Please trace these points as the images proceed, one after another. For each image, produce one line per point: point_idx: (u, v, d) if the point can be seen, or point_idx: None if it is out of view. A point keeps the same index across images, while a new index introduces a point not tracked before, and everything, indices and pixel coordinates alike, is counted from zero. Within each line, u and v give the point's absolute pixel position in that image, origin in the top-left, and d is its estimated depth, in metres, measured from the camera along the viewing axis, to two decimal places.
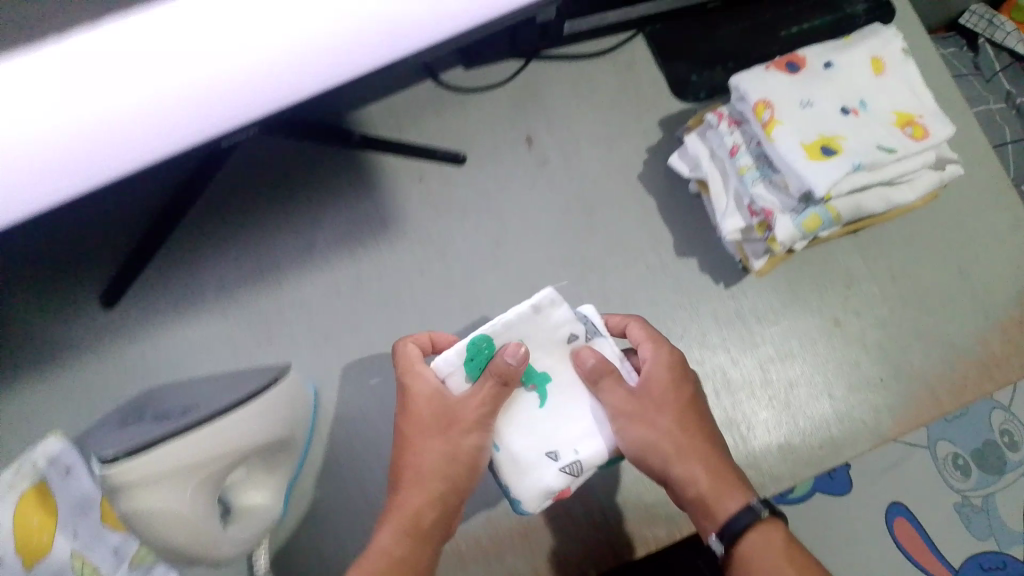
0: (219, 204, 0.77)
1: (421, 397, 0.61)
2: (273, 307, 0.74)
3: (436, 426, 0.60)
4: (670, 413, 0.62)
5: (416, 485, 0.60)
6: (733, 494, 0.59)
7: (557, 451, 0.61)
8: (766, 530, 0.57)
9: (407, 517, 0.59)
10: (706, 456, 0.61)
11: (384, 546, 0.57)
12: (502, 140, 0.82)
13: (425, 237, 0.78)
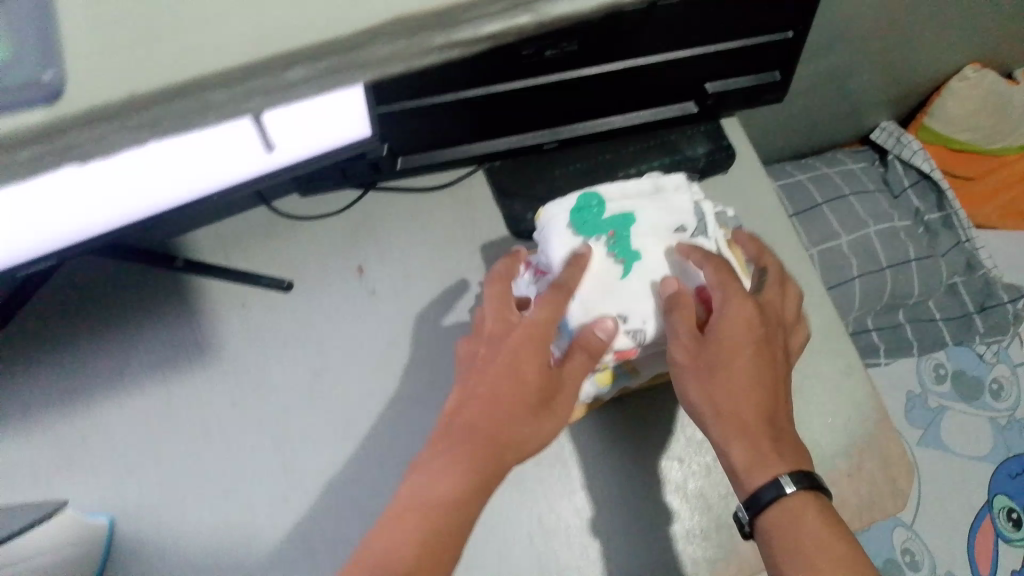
0: (44, 326, 0.81)
1: (539, 345, 0.63)
2: (80, 433, 0.77)
3: (540, 402, 0.62)
4: (748, 370, 0.63)
5: (500, 441, 0.60)
6: (775, 462, 0.61)
7: (627, 315, 0.68)
8: (796, 500, 0.60)
9: (484, 460, 0.59)
10: (765, 407, 0.63)
11: (442, 492, 0.57)
12: (332, 271, 0.84)
13: (241, 368, 0.80)
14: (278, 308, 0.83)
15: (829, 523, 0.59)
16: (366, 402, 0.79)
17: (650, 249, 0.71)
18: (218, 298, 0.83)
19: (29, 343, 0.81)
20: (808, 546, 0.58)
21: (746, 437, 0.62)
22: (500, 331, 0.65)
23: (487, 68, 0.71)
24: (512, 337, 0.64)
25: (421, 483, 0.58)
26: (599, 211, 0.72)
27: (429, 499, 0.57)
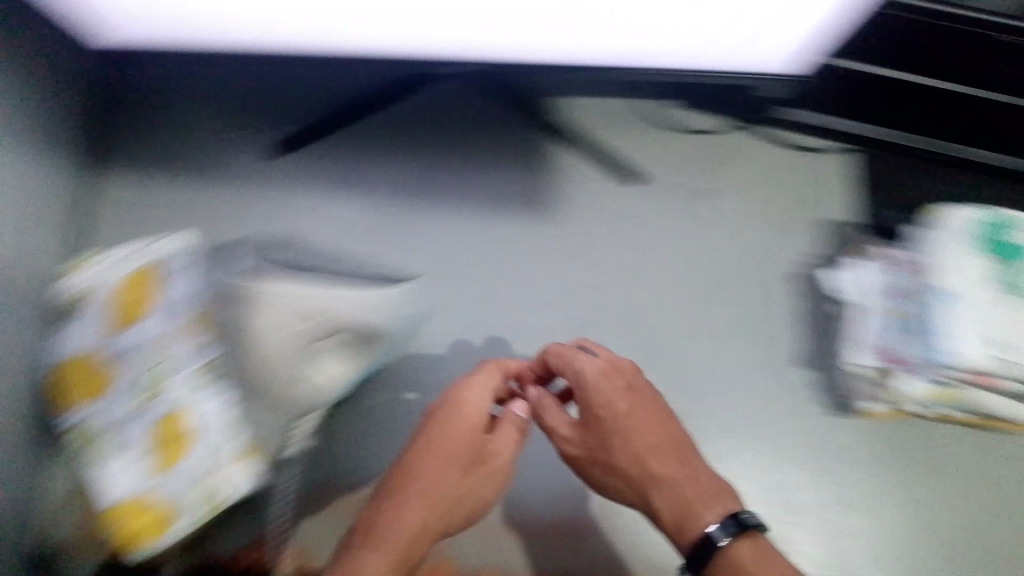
0: (403, 123, 0.86)
1: (463, 423, 0.63)
2: (405, 225, 0.81)
3: (471, 475, 0.63)
4: (648, 404, 0.64)
5: (441, 514, 0.61)
6: (709, 507, 0.57)
7: (1000, 343, 0.74)
8: (735, 548, 0.55)
9: (400, 546, 0.58)
10: (672, 474, 0.60)
11: (377, 573, 0.56)
12: (677, 183, 0.84)
13: (561, 232, 0.81)
14: (616, 192, 0.83)
15: (762, 560, 0.55)
16: (664, 312, 0.79)
17: None
18: (560, 166, 0.84)
19: (385, 133, 0.86)
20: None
21: (667, 487, 0.60)
22: (466, 429, 0.63)
23: (957, 44, 0.74)
24: (455, 426, 0.63)
25: (354, 569, 0.56)
26: (1005, 233, 0.79)
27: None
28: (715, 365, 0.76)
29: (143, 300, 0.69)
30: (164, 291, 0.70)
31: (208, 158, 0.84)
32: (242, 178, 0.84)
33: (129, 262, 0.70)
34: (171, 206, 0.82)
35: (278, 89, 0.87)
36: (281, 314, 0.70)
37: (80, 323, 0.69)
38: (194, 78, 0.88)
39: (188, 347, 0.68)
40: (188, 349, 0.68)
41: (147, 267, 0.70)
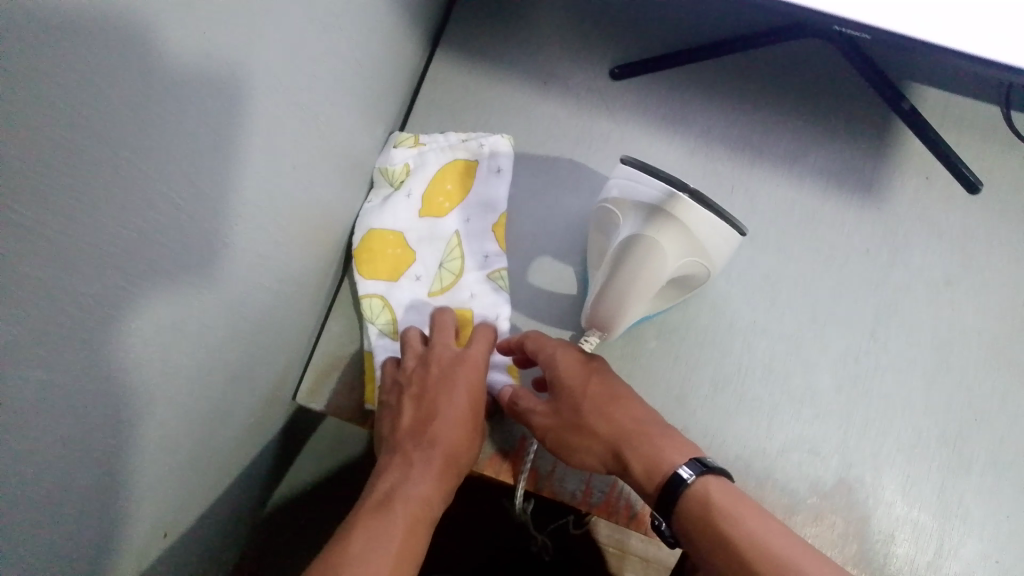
0: (752, 76, 0.86)
1: (470, 371, 0.66)
2: (735, 177, 0.82)
3: (460, 430, 0.64)
4: (638, 407, 0.65)
5: (474, 419, 0.65)
6: (671, 449, 0.61)
7: None
8: (700, 483, 0.58)
9: (449, 460, 0.62)
10: (644, 446, 0.62)
11: (426, 491, 0.60)
12: (1017, 207, 0.82)
13: (890, 225, 0.81)
14: (950, 201, 0.82)
15: (732, 500, 0.58)
16: (973, 334, 0.78)
17: None
18: (905, 157, 0.83)
19: (728, 82, 0.86)
20: (769, 550, 0.54)
21: (649, 448, 0.61)
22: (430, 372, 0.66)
23: None
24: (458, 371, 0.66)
25: (404, 487, 0.60)
26: None
27: (415, 502, 0.59)
28: (1014, 399, 0.76)
29: (457, 192, 0.78)
30: (479, 186, 0.78)
31: (557, 65, 0.85)
32: (583, 89, 0.84)
33: (453, 151, 0.79)
34: (514, 101, 0.84)
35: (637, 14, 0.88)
36: (685, 247, 0.61)
37: (385, 195, 0.76)
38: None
39: (490, 248, 0.76)
40: (485, 250, 0.76)
41: (468, 160, 0.79)
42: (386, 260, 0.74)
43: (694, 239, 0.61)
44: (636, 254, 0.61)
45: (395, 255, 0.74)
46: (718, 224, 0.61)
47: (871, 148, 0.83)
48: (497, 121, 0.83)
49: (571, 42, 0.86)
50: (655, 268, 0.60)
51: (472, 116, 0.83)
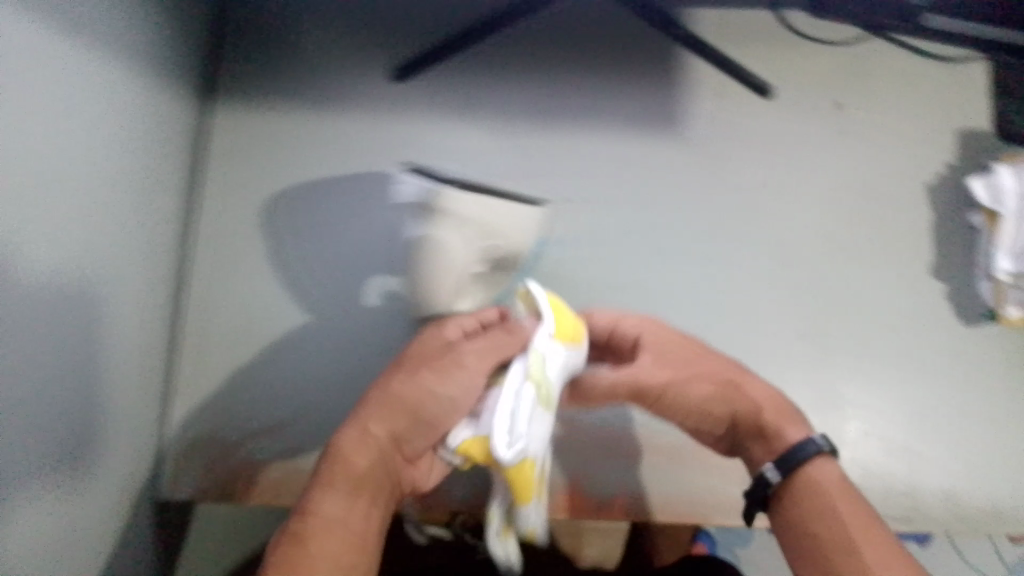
0: (529, 39, 0.83)
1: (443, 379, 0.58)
2: (540, 148, 0.81)
3: (401, 449, 0.57)
4: (721, 363, 0.65)
5: (408, 411, 0.57)
6: (791, 424, 0.60)
7: None
8: (826, 468, 0.57)
9: (375, 476, 0.54)
10: (762, 407, 0.61)
11: (340, 512, 0.52)
12: (810, 98, 0.82)
13: (700, 153, 0.81)
14: (748, 110, 0.82)
15: (845, 490, 0.56)
16: (804, 233, 0.80)
17: None
18: (699, 81, 0.82)
19: (504, 49, 0.83)
20: (855, 547, 0.53)
21: (773, 417, 0.60)
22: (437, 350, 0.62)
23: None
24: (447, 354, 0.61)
25: (328, 507, 0.52)
26: None
27: (338, 531, 0.51)
28: (854, 282, 0.80)
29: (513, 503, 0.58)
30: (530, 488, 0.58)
31: (329, 84, 0.81)
32: (364, 100, 0.81)
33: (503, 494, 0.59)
34: (301, 134, 0.80)
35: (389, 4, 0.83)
36: (460, 231, 0.58)
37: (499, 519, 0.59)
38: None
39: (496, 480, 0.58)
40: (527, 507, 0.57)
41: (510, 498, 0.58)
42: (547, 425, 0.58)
43: (464, 223, 0.58)
44: (416, 253, 0.61)
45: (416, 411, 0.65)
46: (479, 200, 0.58)
47: (661, 78, 0.82)
48: (289, 159, 0.80)
49: (338, 55, 0.82)
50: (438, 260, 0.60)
51: (263, 159, 0.80)
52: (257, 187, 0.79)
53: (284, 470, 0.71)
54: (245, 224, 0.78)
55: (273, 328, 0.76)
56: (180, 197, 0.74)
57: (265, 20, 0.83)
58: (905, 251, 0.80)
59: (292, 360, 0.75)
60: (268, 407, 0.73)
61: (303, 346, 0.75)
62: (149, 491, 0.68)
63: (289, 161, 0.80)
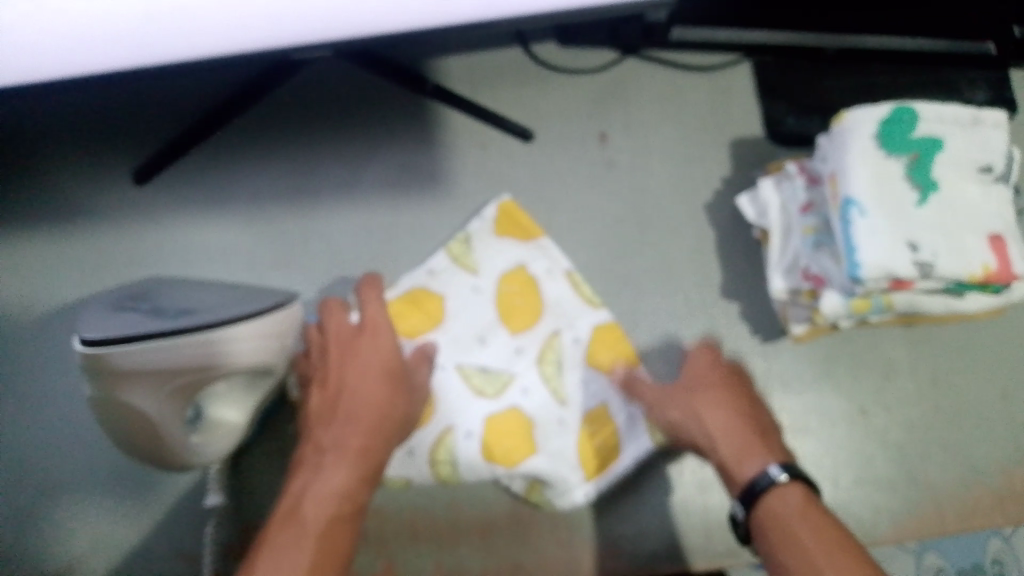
0: (274, 117, 0.79)
1: (383, 342, 0.68)
2: (299, 231, 0.77)
3: (386, 374, 0.66)
4: (719, 392, 0.62)
5: (383, 419, 0.64)
6: (750, 457, 0.57)
7: (916, 244, 0.62)
8: (783, 494, 0.54)
9: (367, 460, 0.62)
10: (719, 446, 0.59)
11: (339, 485, 0.59)
12: (574, 132, 0.80)
13: (468, 207, 0.78)
14: (512, 154, 0.79)
15: (802, 512, 0.53)
16: (586, 272, 0.77)
17: (949, 183, 0.64)
18: (456, 132, 0.80)
19: (250, 132, 0.79)
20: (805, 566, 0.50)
21: (733, 451, 0.58)
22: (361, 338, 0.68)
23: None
24: (359, 343, 0.67)
25: (310, 479, 0.60)
26: (910, 127, 0.64)
27: (327, 498, 0.59)
28: (644, 315, 0.76)
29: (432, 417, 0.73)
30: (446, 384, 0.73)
31: (68, 199, 0.77)
32: (112, 207, 0.77)
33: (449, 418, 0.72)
34: (46, 257, 0.76)
35: (124, 99, 0.78)
36: (138, 381, 0.56)
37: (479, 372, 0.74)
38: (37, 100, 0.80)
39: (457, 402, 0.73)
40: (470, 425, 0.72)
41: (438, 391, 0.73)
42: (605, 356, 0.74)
43: (139, 372, 0.56)
44: (116, 416, 0.59)
45: (509, 447, 0.71)
46: (152, 346, 0.55)
47: (421, 137, 0.79)
48: (40, 282, 0.75)
49: (73, 167, 0.78)
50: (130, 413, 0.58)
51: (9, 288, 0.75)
52: (10, 318, 0.75)
53: None
54: (3, 361, 0.74)
55: (46, 468, 0.72)
56: None
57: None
58: (694, 273, 0.77)
59: (69, 498, 0.71)
60: (55, 550, 0.70)
61: (81, 480, 0.71)
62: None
63: (42, 284, 0.75)
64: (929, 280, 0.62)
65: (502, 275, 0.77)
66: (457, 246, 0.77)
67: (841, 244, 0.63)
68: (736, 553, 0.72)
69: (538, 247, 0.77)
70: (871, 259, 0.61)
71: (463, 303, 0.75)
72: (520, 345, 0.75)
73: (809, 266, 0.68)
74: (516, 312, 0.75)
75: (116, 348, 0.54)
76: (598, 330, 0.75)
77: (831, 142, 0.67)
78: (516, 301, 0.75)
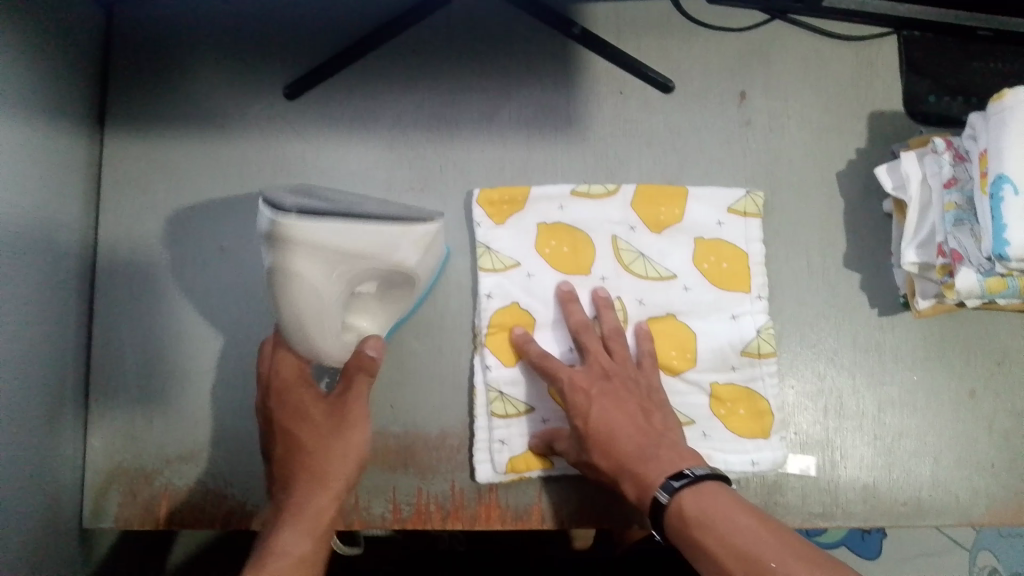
0: (422, 47, 0.82)
1: (298, 392, 0.69)
2: (436, 159, 0.80)
3: (326, 419, 0.67)
4: (617, 407, 0.65)
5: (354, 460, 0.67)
6: (649, 463, 0.61)
7: None
8: (678, 500, 0.57)
9: (314, 517, 0.63)
10: (641, 463, 0.61)
11: (298, 551, 0.61)
12: (713, 88, 0.81)
13: (602, 151, 0.80)
14: (650, 104, 0.80)
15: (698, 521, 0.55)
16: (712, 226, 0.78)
17: None
18: (596, 77, 0.81)
19: (397, 60, 0.82)
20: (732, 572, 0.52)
21: (636, 470, 0.61)
22: (294, 400, 0.68)
23: None
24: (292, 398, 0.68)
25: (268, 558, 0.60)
26: None
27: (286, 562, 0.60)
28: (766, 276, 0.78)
29: None
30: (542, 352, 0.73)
31: (222, 107, 0.82)
32: (263, 119, 0.81)
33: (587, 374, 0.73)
34: (197, 157, 0.81)
35: (287, 18, 0.83)
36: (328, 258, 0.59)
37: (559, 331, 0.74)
38: (201, 10, 0.84)
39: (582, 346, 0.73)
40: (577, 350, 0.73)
41: None
42: (657, 212, 0.77)
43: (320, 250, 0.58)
44: (281, 295, 0.60)
45: (678, 356, 0.74)
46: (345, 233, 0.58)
47: (562, 78, 0.81)
48: (189, 184, 0.81)
49: (229, 77, 0.82)
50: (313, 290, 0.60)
51: (161, 184, 0.81)
52: (161, 213, 0.80)
53: (204, 493, 0.74)
54: (152, 252, 0.79)
55: (185, 356, 0.77)
56: (80, 228, 0.76)
57: (163, 40, 0.83)
58: (817, 241, 0.78)
59: (205, 384, 0.77)
60: (185, 432, 0.76)
61: (217, 371, 0.77)
62: (70, 513, 0.71)
63: (193, 185, 0.81)
64: None
65: (539, 234, 0.76)
66: (485, 261, 0.75)
67: (988, 224, 0.64)
68: (831, 516, 0.72)
69: (551, 197, 0.77)
70: (1021, 240, 0.62)
71: (526, 292, 0.75)
72: (606, 274, 0.76)
73: (946, 243, 0.68)
74: (564, 256, 0.76)
75: (304, 219, 0.55)
76: (697, 245, 0.77)
77: (987, 121, 0.67)
78: (564, 251, 0.76)
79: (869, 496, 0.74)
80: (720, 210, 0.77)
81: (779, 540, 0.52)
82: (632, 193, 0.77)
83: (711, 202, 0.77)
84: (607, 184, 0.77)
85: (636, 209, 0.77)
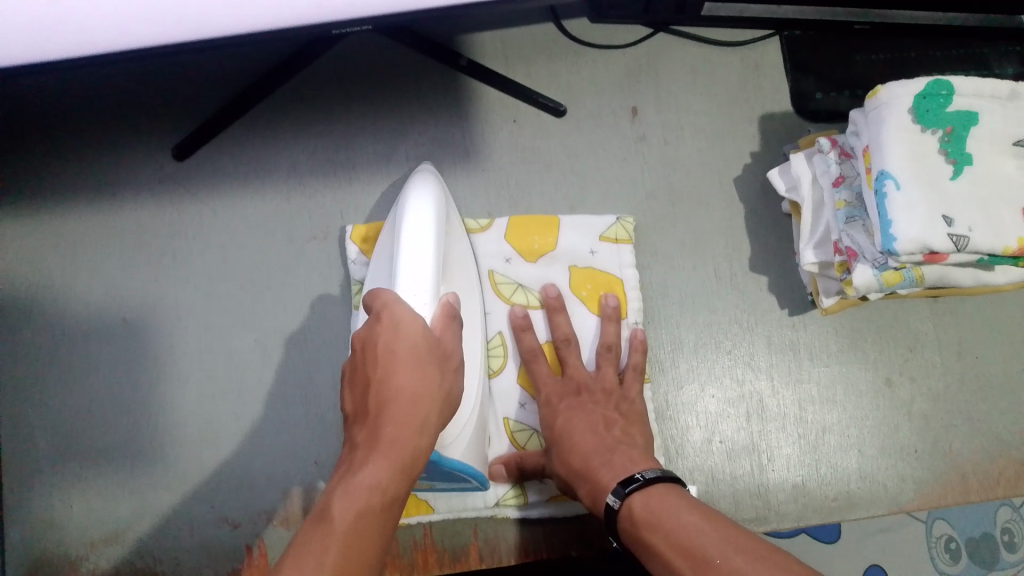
0: (312, 93, 0.81)
1: (410, 334, 0.55)
2: (335, 204, 0.79)
3: (430, 362, 0.55)
4: (586, 420, 0.66)
5: (441, 404, 0.55)
6: (598, 471, 0.60)
7: (951, 217, 0.63)
8: (629, 503, 0.55)
9: (404, 447, 0.52)
10: (596, 469, 0.61)
11: (375, 481, 0.50)
12: (605, 106, 0.81)
13: (503, 180, 0.79)
14: (545, 127, 0.80)
15: (652, 520, 0.53)
16: None
17: (982, 155, 0.66)
18: (489, 106, 0.81)
19: (289, 110, 0.81)
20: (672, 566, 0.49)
21: (590, 482, 0.60)
22: (410, 328, 0.55)
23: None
24: (399, 330, 0.55)
25: (338, 498, 0.49)
26: (946, 102, 0.65)
27: (359, 495, 0.49)
28: (676, 287, 0.78)
29: None
30: None
31: (113, 173, 0.80)
32: (158, 180, 0.80)
33: None
34: (92, 226, 0.79)
35: (171, 76, 0.82)
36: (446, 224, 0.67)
37: None
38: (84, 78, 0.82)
39: None
40: None
41: None
42: (531, 242, 0.76)
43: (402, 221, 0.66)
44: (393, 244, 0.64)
45: None
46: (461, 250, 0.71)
47: (455, 110, 0.81)
48: (85, 255, 0.79)
49: (119, 143, 0.81)
50: (409, 224, 0.60)
51: (57, 256, 0.78)
52: (61, 288, 0.78)
53: (132, 572, 0.71)
54: (56, 330, 0.77)
55: (98, 433, 0.75)
56: None
57: (46, 112, 0.81)
58: (723, 247, 0.79)
59: (122, 462, 0.75)
60: (105, 513, 0.73)
61: (134, 446, 0.75)
62: None
63: (91, 257, 0.79)
64: (963, 253, 0.63)
65: None
66: (361, 298, 0.75)
67: (875, 219, 0.64)
68: (764, 519, 0.73)
69: None
70: (909, 231, 0.62)
71: None
72: (487, 309, 0.75)
73: (841, 240, 0.68)
74: None
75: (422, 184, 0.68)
76: (573, 273, 0.76)
77: (866, 117, 0.68)
78: None
79: (799, 495, 0.74)
80: (592, 238, 0.76)
81: (718, 526, 0.50)
82: (505, 225, 0.77)
83: (583, 229, 0.77)
84: (481, 220, 0.77)
85: (510, 241, 0.76)
